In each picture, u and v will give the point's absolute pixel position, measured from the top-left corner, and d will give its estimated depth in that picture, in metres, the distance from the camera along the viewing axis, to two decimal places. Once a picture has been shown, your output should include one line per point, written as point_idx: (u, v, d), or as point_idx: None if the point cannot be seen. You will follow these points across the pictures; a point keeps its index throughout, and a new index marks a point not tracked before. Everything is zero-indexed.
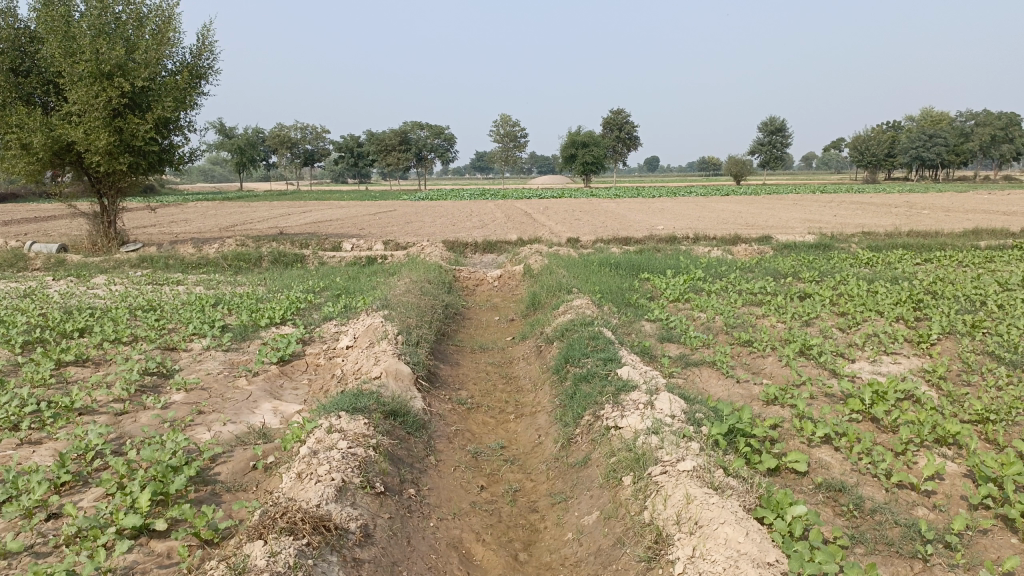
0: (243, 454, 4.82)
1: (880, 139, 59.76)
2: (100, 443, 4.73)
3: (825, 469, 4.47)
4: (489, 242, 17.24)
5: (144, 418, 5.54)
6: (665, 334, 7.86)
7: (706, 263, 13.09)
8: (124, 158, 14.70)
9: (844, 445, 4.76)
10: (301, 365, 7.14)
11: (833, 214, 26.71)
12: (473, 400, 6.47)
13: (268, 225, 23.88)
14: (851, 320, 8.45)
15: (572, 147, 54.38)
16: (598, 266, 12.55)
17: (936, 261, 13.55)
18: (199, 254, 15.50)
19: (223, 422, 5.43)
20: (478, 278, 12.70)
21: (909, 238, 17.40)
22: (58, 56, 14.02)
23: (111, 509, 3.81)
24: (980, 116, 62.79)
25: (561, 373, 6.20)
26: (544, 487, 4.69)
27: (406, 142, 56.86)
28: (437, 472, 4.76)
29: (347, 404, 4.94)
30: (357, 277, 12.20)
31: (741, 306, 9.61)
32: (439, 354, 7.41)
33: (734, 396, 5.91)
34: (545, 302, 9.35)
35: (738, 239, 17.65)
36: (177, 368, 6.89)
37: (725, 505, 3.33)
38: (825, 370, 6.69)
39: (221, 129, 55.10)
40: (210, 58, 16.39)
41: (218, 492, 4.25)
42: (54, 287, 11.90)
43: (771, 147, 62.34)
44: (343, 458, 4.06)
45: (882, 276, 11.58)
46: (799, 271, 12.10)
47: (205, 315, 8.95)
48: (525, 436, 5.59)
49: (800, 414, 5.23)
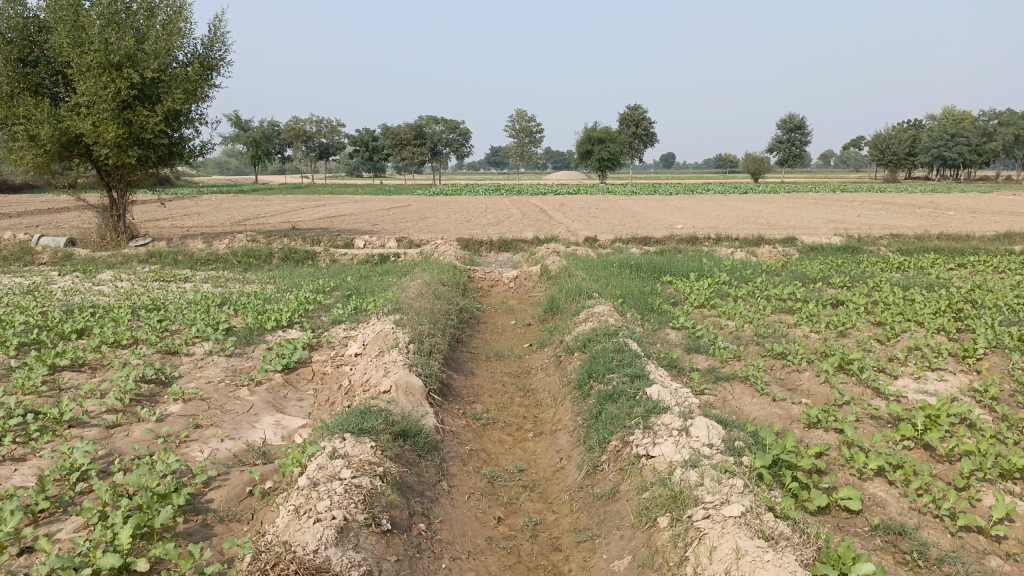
0: (239, 477, 4.42)
1: (901, 136, 58.65)
2: (86, 463, 4.36)
3: (881, 508, 4.03)
4: (504, 240, 16.83)
5: (137, 433, 5.17)
6: (692, 344, 7.41)
7: (730, 266, 12.63)
8: (133, 151, 14.35)
9: (899, 479, 4.31)
10: (307, 373, 6.76)
11: (856, 214, 26.14)
12: (488, 415, 6.05)
13: (281, 220, 23.52)
14: (890, 331, 7.97)
15: (588, 143, 53.77)
16: (617, 267, 12.13)
17: (970, 266, 13.01)
18: (208, 250, 15.20)
19: (221, 439, 5.05)
20: (493, 279, 12.27)
21: (939, 240, 16.81)
22: (66, 46, 13.69)
23: (89, 547, 3.42)
24: (1004, 116, 61.70)
25: (583, 389, 5.76)
26: (567, 521, 4.27)
27: (422, 137, 56.51)
28: (450, 501, 4.35)
29: (353, 425, 4.52)
30: (369, 277, 11.81)
31: (770, 313, 9.14)
32: (453, 363, 7.01)
33: (772, 417, 5.46)
34: (565, 307, 8.94)
35: (761, 240, 17.14)
36: (176, 375, 6.51)
37: (783, 565, 2.89)
38: (867, 388, 6.22)
39: (237, 122, 54.97)
40: (223, 49, 16.04)
41: (209, 524, 3.86)
42: (59, 283, 11.58)
43: (790, 145, 61.49)
44: (346, 490, 3.64)
45: (916, 282, 11.07)
46: (828, 276, 11.61)
47: (211, 316, 8.58)
48: (544, 459, 5.17)
49: (848, 441, 4.78)
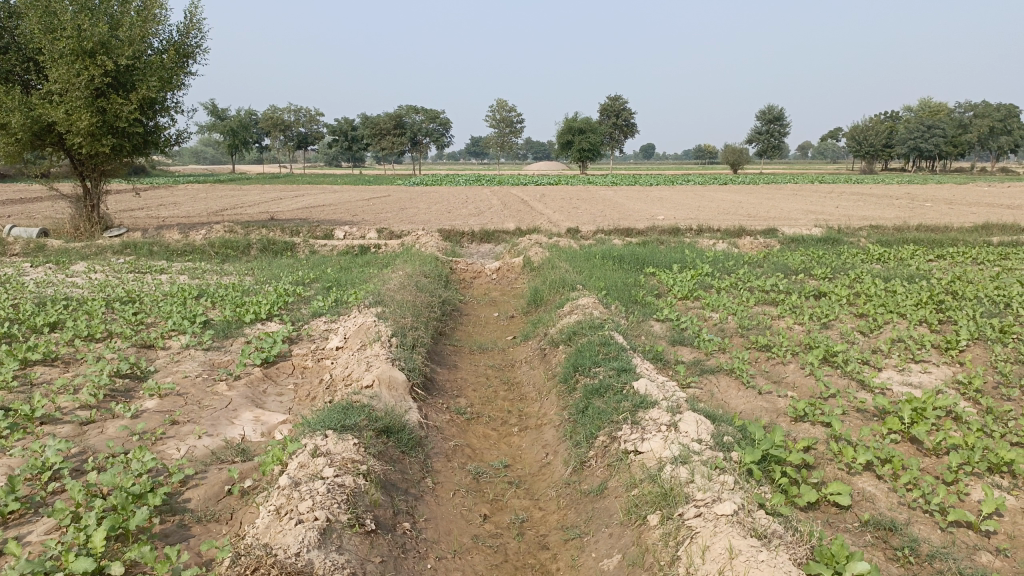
0: (218, 475, 4.31)
1: (878, 128, 59.10)
2: (58, 462, 4.22)
3: (870, 504, 4.01)
4: (486, 231, 16.70)
5: (112, 430, 5.03)
6: (676, 336, 7.36)
7: (712, 257, 12.61)
8: (107, 140, 14.04)
9: (888, 473, 4.30)
10: (287, 367, 6.63)
11: (835, 205, 26.31)
12: (473, 410, 5.97)
13: (259, 211, 23.21)
14: (873, 323, 7.97)
15: (568, 134, 53.59)
16: (600, 259, 12.05)
17: (949, 257, 13.09)
18: (185, 241, 14.94)
19: (198, 435, 4.92)
20: (475, 270, 12.16)
21: (919, 232, 16.89)
22: (37, 32, 13.35)
23: (60, 550, 3.30)
24: (979, 109, 62.39)
25: (569, 383, 5.70)
26: (554, 518, 4.20)
27: (402, 126, 56.07)
28: (434, 498, 4.27)
29: (335, 421, 4.41)
30: (349, 268, 11.65)
31: (754, 305, 9.12)
32: (436, 357, 6.91)
33: (759, 411, 5.43)
34: (548, 299, 8.86)
35: (743, 231, 17.17)
36: (152, 370, 6.36)
37: (778, 565, 2.85)
38: (852, 380, 6.21)
39: (214, 110, 54.25)
40: (199, 36, 15.73)
41: (186, 524, 3.76)
42: (31, 275, 11.32)
43: (769, 137, 61.74)
44: (329, 490, 3.54)
45: (897, 273, 11.11)
46: (809, 268, 11.62)
47: (188, 308, 8.40)
48: (530, 454, 5.11)
49: (836, 434, 4.75)
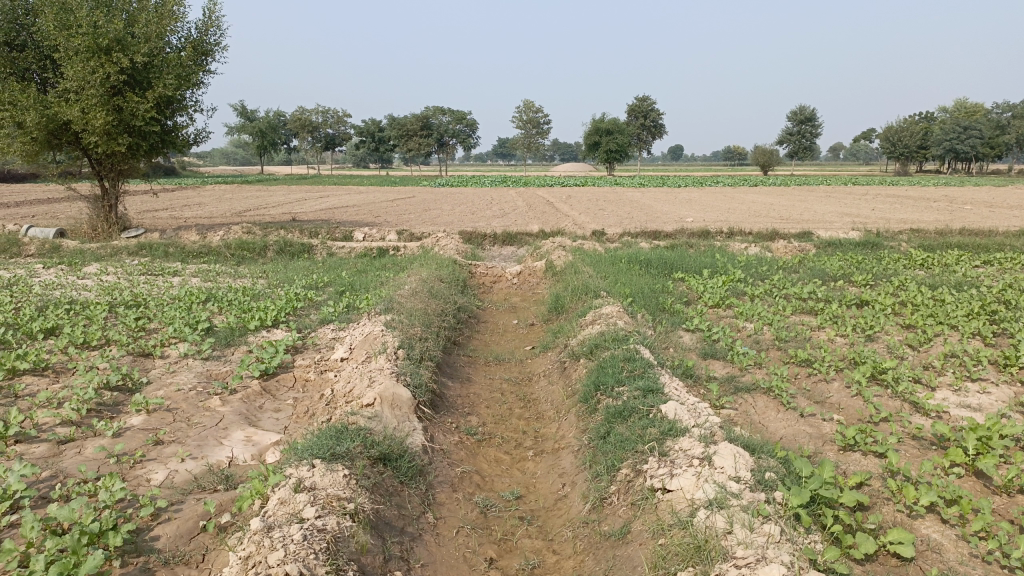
0: (195, 507, 3.86)
1: (913, 130, 57.55)
2: (19, 489, 3.79)
3: (938, 556, 3.45)
4: (508, 234, 16.20)
5: (89, 450, 4.61)
6: (708, 349, 6.82)
7: (745, 262, 11.99)
8: (123, 139, 13.78)
9: (955, 516, 3.73)
10: (287, 380, 6.19)
11: (871, 208, 25.47)
12: (484, 430, 5.47)
13: (282, 211, 22.90)
14: (923, 336, 7.34)
15: (596, 134, 52.77)
16: (626, 263, 11.50)
17: (997, 263, 12.31)
18: (201, 242, 14.62)
19: (181, 458, 4.49)
20: (495, 275, 11.68)
21: (962, 236, 16.07)
22: (53, 29, 13.15)
23: None
24: (1019, 109, 60.63)
25: (589, 404, 5.19)
26: (570, 564, 3.70)
27: (428, 127, 55.70)
28: (435, 538, 3.79)
29: (324, 449, 3.93)
30: (365, 272, 11.23)
31: (790, 314, 8.51)
32: (447, 370, 6.44)
33: (802, 438, 4.87)
34: (570, 307, 8.37)
35: (776, 235, 16.48)
36: (144, 382, 5.95)
37: None
38: (904, 402, 5.62)
39: (242, 112, 54.44)
40: (218, 33, 15.44)
41: (151, 569, 3.31)
42: (41, 277, 11.03)
43: (801, 138, 60.50)
44: (306, 536, 3.06)
45: (944, 281, 10.41)
46: (848, 274, 10.97)
47: (192, 314, 8.01)
48: (545, 483, 4.60)
49: (892, 469, 4.18)
